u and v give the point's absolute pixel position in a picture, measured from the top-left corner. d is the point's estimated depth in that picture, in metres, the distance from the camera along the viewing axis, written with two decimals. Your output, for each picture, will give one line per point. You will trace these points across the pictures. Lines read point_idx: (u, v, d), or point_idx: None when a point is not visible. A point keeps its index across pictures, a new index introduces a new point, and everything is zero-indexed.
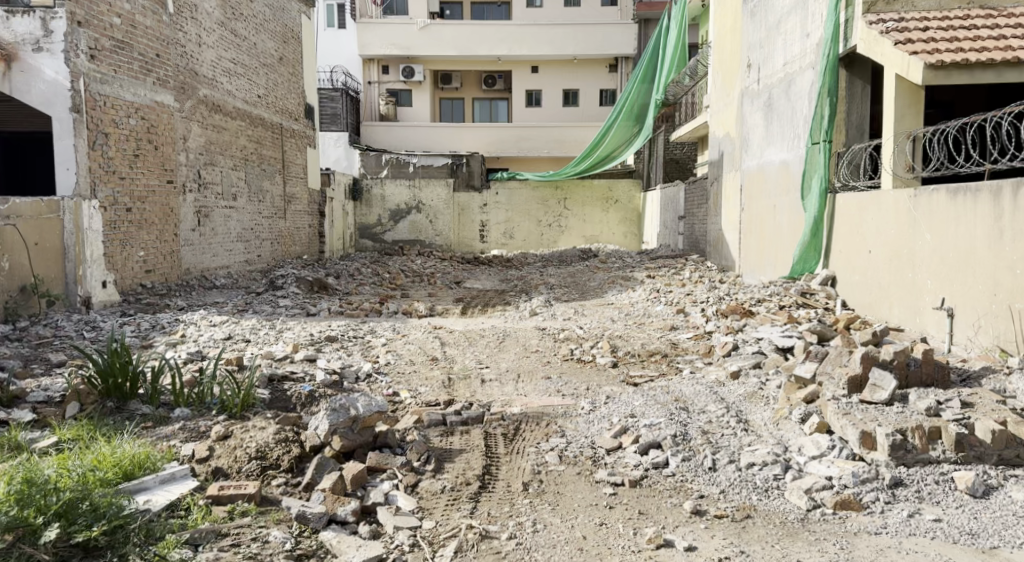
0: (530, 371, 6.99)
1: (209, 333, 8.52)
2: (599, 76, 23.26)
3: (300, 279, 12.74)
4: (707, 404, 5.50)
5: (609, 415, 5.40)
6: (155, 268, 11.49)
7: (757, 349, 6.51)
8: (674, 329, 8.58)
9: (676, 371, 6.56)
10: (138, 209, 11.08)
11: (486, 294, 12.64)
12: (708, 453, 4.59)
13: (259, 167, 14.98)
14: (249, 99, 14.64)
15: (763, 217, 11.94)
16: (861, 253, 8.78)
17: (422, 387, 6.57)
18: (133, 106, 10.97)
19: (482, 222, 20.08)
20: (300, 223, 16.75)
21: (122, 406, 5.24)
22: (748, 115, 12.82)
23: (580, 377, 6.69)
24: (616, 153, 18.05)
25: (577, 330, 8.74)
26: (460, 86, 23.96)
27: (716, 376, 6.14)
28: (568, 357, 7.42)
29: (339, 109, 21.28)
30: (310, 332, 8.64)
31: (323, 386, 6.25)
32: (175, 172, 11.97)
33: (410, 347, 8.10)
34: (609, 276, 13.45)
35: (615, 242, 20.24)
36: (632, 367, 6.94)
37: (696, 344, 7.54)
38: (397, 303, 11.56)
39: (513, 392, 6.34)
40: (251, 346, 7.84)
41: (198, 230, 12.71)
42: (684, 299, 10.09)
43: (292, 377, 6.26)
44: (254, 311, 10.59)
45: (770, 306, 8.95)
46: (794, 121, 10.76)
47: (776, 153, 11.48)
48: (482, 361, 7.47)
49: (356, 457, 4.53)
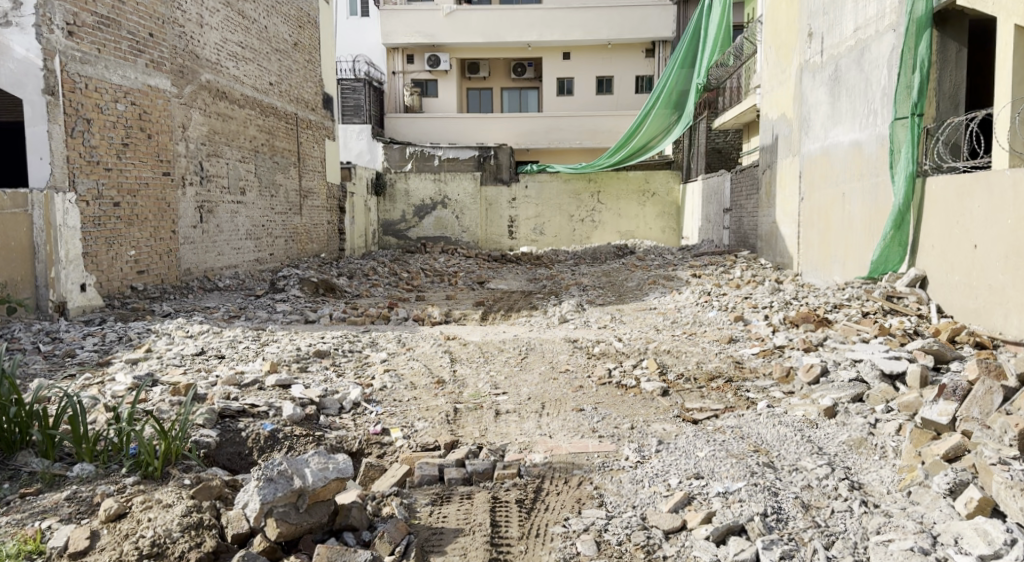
0: (557, 400, 5.53)
1: (179, 348, 7.16)
2: (636, 62, 21.66)
3: (304, 280, 11.37)
4: (800, 457, 4.08)
5: (668, 472, 3.98)
6: (148, 268, 10.21)
7: (852, 374, 5.08)
8: (735, 344, 7.13)
9: (747, 404, 5.10)
10: (127, 203, 9.79)
11: (510, 297, 11.21)
12: (819, 546, 3.26)
13: (271, 160, 13.68)
14: (259, 86, 13.32)
15: (830, 207, 10.38)
16: (963, 246, 7.24)
17: (419, 422, 5.14)
18: (122, 90, 9.66)
19: (510, 217, 18.68)
20: (318, 220, 15.45)
21: (6, 460, 3.91)
22: (808, 92, 11.25)
23: (621, 409, 5.25)
24: (652, 143, 16.45)
25: (616, 342, 7.26)
26: (488, 76, 22.53)
27: (804, 413, 4.74)
28: (605, 381, 5.93)
29: (362, 101, 19.93)
30: (298, 344, 7.26)
31: (292, 424, 4.86)
32: (173, 163, 10.68)
33: (414, 364, 6.70)
34: (650, 276, 11.97)
35: (652, 237, 18.59)
36: (687, 395, 5.45)
37: (766, 365, 6.06)
38: (409, 308, 10.13)
39: (535, 432, 4.88)
40: (222, 365, 6.49)
41: (201, 227, 11.42)
42: (741, 303, 8.63)
43: (254, 412, 4.89)
44: (247, 317, 9.23)
45: (849, 317, 7.51)
46: (870, 95, 9.22)
47: (845, 133, 9.93)
48: (499, 385, 6.02)
49: (302, 549, 3.26)
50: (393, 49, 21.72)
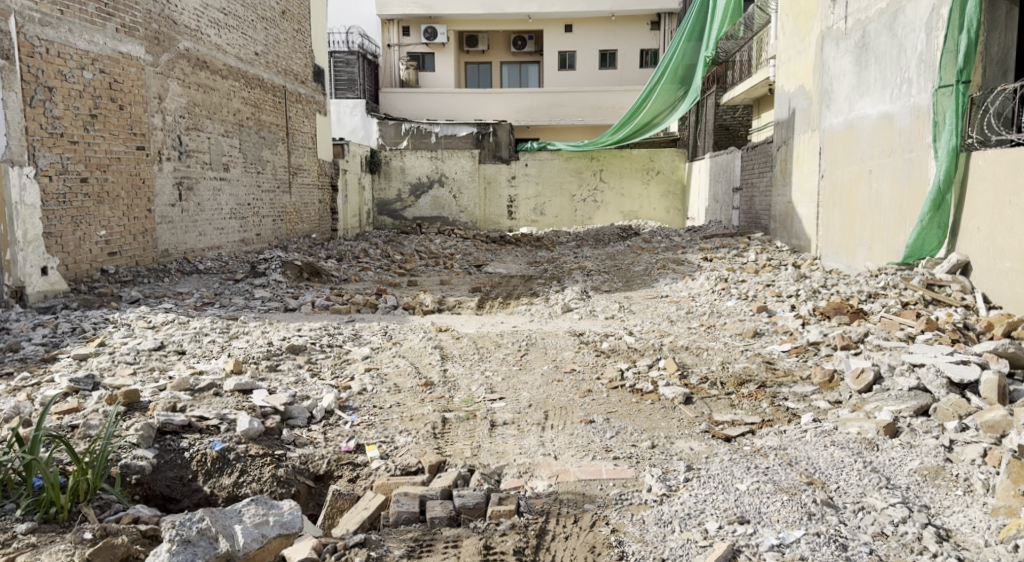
0: (563, 409, 4.74)
1: (136, 341, 6.29)
2: (640, 35, 20.72)
3: (287, 264, 10.49)
4: (866, 493, 3.33)
5: (703, 512, 3.25)
6: (120, 249, 9.38)
7: (912, 382, 4.32)
8: (763, 340, 6.33)
9: (788, 418, 4.34)
10: (97, 179, 8.96)
11: (509, 282, 10.38)
12: None
13: (257, 134, 12.81)
14: (243, 57, 12.40)
15: (854, 186, 9.56)
16: (1017, 228, 6.47)
17: (401, 436, 4.35)
18: (89, 56, 8.78)
19: (509, 197, 17.83)
20: (308, 198, 14.59)
21: None
22: (830, 61, 10.38)
23: (639, 421, 4.46)
24: (657, 120, 15.51)
25: (627, 336, 6.44)
26: (487, 49, 21.58)
27: (860, 430, 3.98)
28: (617, 385, 5.12)
29: (356, 74, 19.05)
30: (270, 337, 6.43)
31: (247, 441, 4.01)
32: (148, 137, 9.82)
33: (399, 362, 5.89)
34: (658, 259, 11.16)
35: (656, 218, 17.74)
36: (716, 405, 4.66)
37: (802, 367, 5.31)
38: (399, 294, 9.27)
39: (537, 451, 4.09)
40: (181, 363, 5.65)
41: (180, 206, 10.59)
42: (763, 291, 7.87)
43: (202, 427, 4.05)
44: (222, 304, 8.39)
45: (887, 308, 6.77)
46: (904, 61, 8.37)
47: (872, 105, 9.10)
48: (494, 388, 5.23)
49: None
50: (388, 21, 20.78)
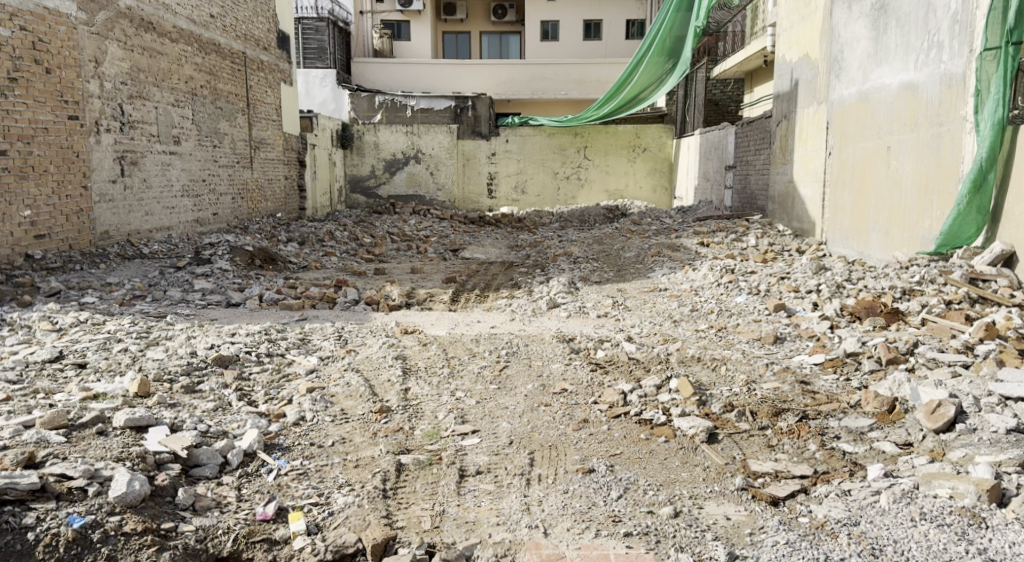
0: (553, 449, 3.69)
1: (29, 350, 5.12)
2: (627, 5, 19.52)
3: (236, 250, 9.30)
4: None
5: None
6: (49, 232, 8.17)
7: (1009, 423, 3.35)
8: (789, 349, 5.30)
9: (849, 469, 3.31)
10: (18, 152, 7.74)
11: (488, 270, 9.28)
12: None
13: (213, 104, 11.57)
14: (197, 18, 11.13)
15: (869, 163, 8.50)
16: None
17: (341, 495, 3.28)
18: (6, 9, 7.52)
19: (488, 173, 16.66)
20: (271, 174, 13.35)
21: None
22: (841, 26, 9.26)
23: (657, 470, 3.43)
24: (645, 94, 13.90)
25: (626, 343, 5.38)
26: (465, 18, 20.39)
27: (950, 493, 2.97)
28: (619, 414, 4.05)
29: (326, 42, 17.79)
30: (195, 345, 5.29)
31: (123, 511, 2.96)
32: (82, 105, 8.60)
33: (351, 378, 4.81)
34: (651, 244, 10.10)
35: (642, 197, 16.64)
36: (752, 447, 3.61)
37: (847, 391, 4.28)
38: (362, 285, 8.13)
39: (521, 522, 3.04)
40: (74, 383, 4.52)
41: (122, 182, 9.38)
42: (778, 286, 6.84)
43: (61, 492, 2.97)
44: (155, 298, 7.23)
45: (929, 307, 5.75)
46: (932, 23, 7.26)
47: (893, 74, 7.99)
48: (466, 417, 4.16)
49: None
50: None
